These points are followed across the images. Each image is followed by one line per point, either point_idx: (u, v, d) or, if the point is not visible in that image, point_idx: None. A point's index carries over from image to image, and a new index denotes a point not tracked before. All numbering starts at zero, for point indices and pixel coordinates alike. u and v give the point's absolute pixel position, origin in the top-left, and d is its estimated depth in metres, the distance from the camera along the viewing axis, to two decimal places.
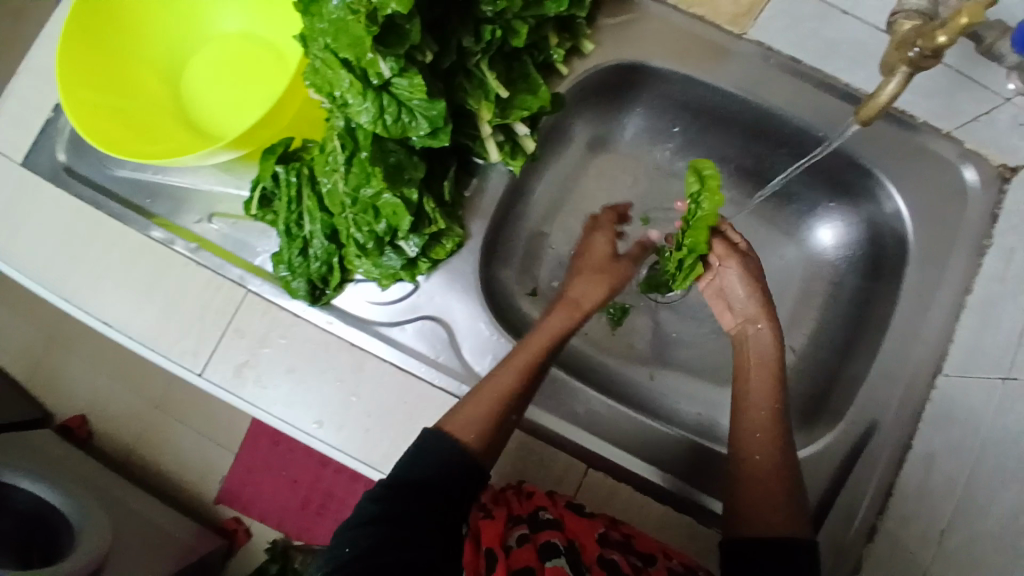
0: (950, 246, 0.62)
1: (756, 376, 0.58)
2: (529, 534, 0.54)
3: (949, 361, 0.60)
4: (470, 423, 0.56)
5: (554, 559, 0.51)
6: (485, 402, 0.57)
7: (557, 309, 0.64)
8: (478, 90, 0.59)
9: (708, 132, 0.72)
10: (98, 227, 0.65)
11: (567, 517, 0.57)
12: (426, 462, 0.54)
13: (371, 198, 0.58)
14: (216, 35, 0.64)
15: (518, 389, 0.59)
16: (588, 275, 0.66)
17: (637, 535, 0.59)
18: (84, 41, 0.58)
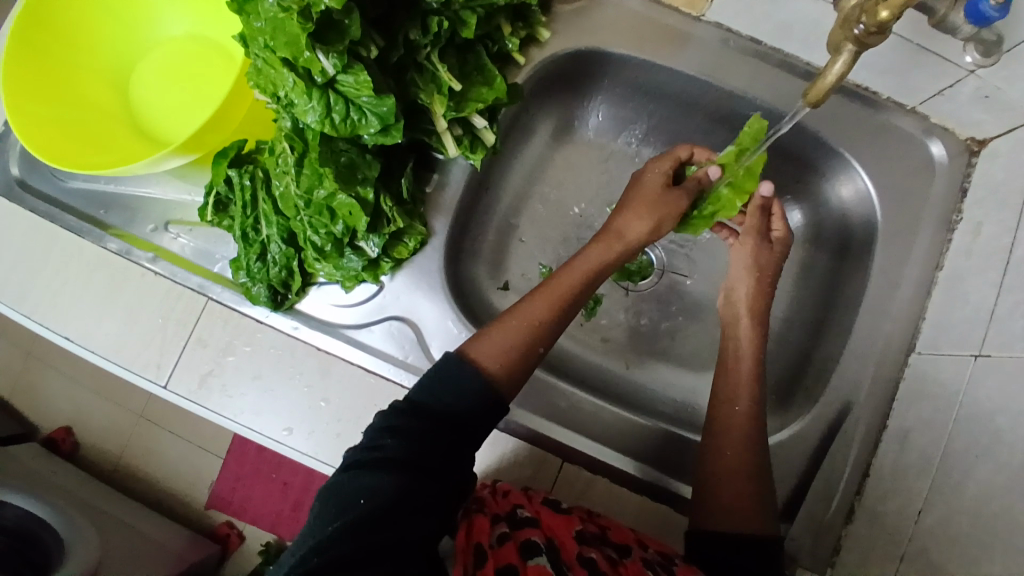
0: (916, 226, 0.68)
1: (742, 367, 0.64)
2: (509, 533, 0.55)
3: (921, 339, 0.66)
4: (497, 353, 0.57)
5: (535, 557, 0.52)
6: (516, 329, 0.58)
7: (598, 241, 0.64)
8: (430, 84, 0.60)
9: (668, 119, 0.78)
10: (56, 240, 0.69)
11: (547, 514, 0.57)
12: (460, 393, 0.54)
13: (325, 199, 0.58)
14: (149, 45, 0.71)
15: (549, 322, 0.60)
16: (636, 216, 0.65)
17: (615, 527, 0.59)
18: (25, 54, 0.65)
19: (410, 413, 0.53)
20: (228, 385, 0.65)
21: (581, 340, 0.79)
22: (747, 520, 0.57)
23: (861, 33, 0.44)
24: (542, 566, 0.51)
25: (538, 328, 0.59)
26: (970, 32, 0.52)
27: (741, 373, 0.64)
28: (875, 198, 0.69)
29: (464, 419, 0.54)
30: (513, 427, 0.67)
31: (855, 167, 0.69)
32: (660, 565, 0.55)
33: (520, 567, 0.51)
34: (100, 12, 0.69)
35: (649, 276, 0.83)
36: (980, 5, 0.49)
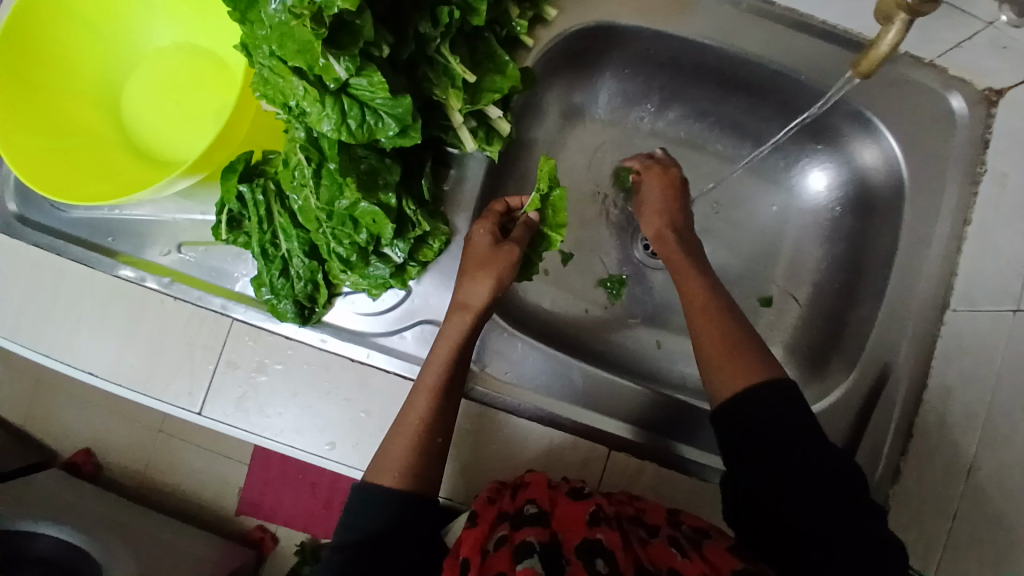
0: (943, 182, 0.67)
1: (683, 273, 0.64)
2: (508, 535, 0.52)
3: (955, 296, 0.65)
4: (393, 465, 0.55)
5: (526, 561, 0.49)
6: (405, 438, 0.56)
7: (450, 318, 0.61)
8: (443, 77, 0.57)
9: (682, 90, 0.76)
10: (64, 274, 0.67)
11: (560, 505, 0.54)
12: (374, 514, 0.54)
13: (348, 209, 0.56)
14: (149, 53, 0.67)
15: (432, 414, 0.57)
16: (475, 278, 0.61)
17: (651, 508, 0.57)
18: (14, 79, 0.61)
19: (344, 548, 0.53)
20: (263, 406, 0.64)
21: (610, 323, 0.78)
22: (747, 387, 0.54)
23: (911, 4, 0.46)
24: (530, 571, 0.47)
25: (424, 426, 0.57)
26: None
27: (693, 278, 0.63)
28: (901, 157, 0.68)
29: (386, 536, 0.53)
30: (556, 419, 0.66)
31: (881, 128, 0.68)
32: (688, 540, 0.53)
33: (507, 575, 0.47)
34: (99, 24, 0.65)
35: None
36: None
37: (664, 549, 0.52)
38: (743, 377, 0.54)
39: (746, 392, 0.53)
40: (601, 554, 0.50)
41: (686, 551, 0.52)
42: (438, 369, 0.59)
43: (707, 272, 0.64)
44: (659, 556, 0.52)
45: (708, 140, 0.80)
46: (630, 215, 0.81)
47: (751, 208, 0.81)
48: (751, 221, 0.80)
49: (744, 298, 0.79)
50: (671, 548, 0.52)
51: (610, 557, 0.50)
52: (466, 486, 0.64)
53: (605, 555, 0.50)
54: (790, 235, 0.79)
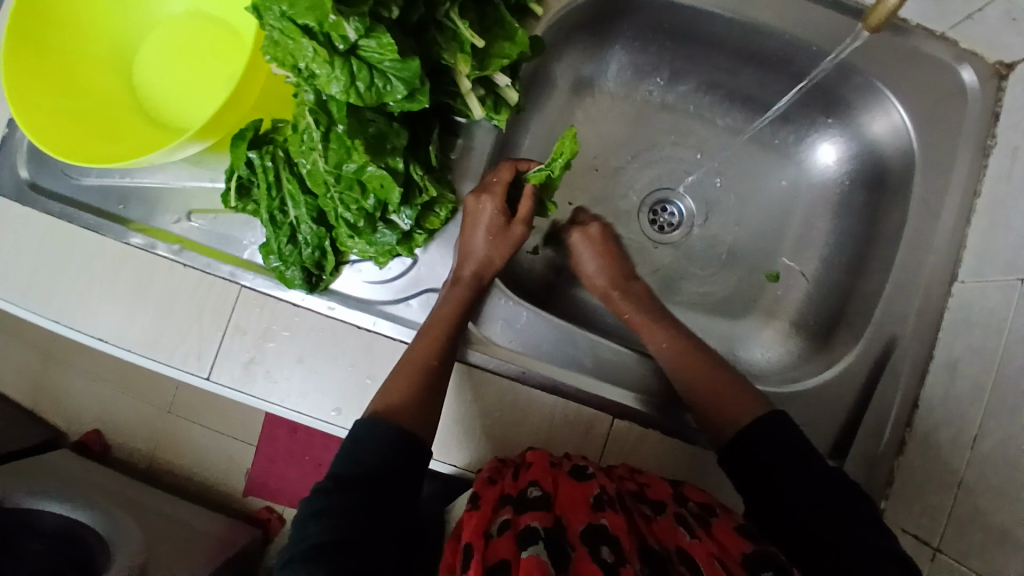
0: (954, 154, 0.67)
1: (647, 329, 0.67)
2: (511, 520, 0.48)
3: (964, 269, 0.65)
4: (394, 400, 0.53)
5: (530, 547, 0.43)
6: (409, 374, 0.55)
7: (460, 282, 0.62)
8: (452, 42, 0.57)
9: (691, 62, 0.76)
10: (76, 241, 0.68)
11: (562, 487, 0.52)
12: (371, 447, 0.49)
13: (355, 173, 0.57)
14: (163, 21, 0.67)
15: (432, 356, 0.56)
16: (486, 244, 0.63)
17: (654, 482, 0.57)
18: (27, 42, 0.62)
19: (340, 488, 0.47)
20: (270, 372, 0.65)
21: None
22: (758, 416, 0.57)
23: None
24: (536, 556, 0.42)
25: (423, 366, 0.56)
26: None
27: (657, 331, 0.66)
28: (912, 128, 0.67)
29: (391, 477, 0.48)
30: (559, 388, 0.66)
31: (891, 98, 0.67)
32: (694, 517, 0.53)
33: (511, 560, 0.43)
34: None
35: (678, 227, 0.80)
36: None
37: (668, 526, 0.52)
38: (745, 416, 0.58)
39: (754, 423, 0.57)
40: (607, 541, 0.46)
41: (692, 529, 0.51)
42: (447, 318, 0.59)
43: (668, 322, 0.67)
44: (662, 532, 0.51)
45: (716, 114, 0.80)
46: (637, 189, 0.80)
47: (759, 183, 0.80)
48: (760, 196, 0.80)
49: (750, 273, 0.79)
50: (678, 528, 0.52)
51: (616, 544, 0.46)
52: (470, 452, 0.65)
53: (611, 542, 0.46)
54: (799, 210, 0.79)
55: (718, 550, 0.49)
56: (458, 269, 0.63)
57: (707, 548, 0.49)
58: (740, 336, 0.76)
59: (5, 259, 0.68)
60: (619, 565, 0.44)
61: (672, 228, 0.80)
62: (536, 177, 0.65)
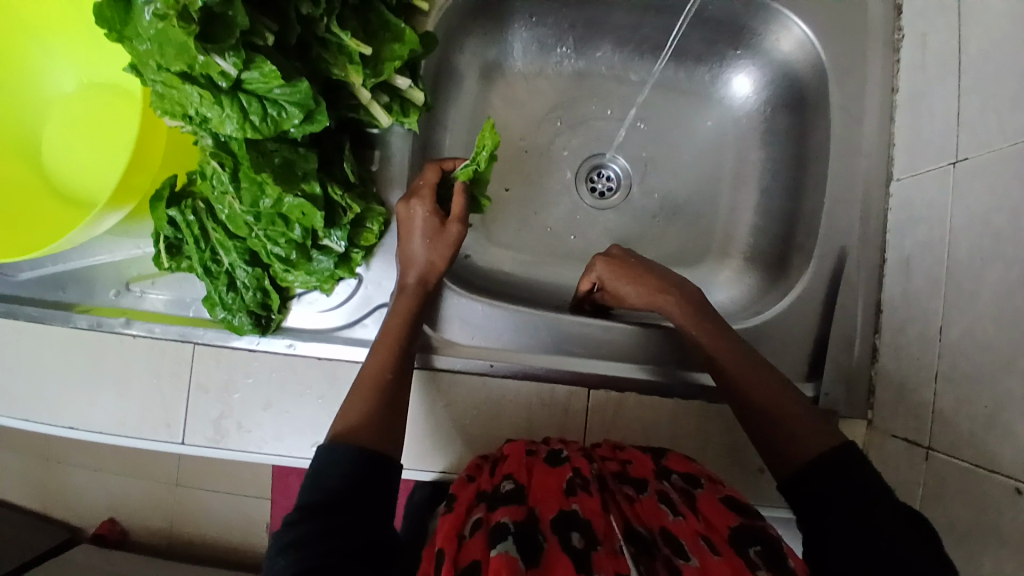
0: (863, 57, 0.67)
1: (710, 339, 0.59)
2: (483, 517, 0.47)
3: (898, 167, 0.65)
4: (354, 421, 0.53)
5: (500, 545, 0.42)
6: (365, 395, 0.54)
7: (403, 292, 0.61)
8: (340, 56, 0.56)
9: (591, 26, 0.75)
10: (21, 335, 0.67)
11: (536, 476, 0.52)
12: (334, 472, 0.49)
13: (273, 207, 0.56)
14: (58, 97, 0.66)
15: (382, 368, 0.56)
16: (424, 249, 0.62)
17: (636, 459, 0.57)
18: None
19: (306, 517, 0.47)
20: (240, 423, 0.64)
21: (569, 267, 0.78)
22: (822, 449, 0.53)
23: None
24: (506, 554, 0.41)
25: (376, 381, 0.56)
26: None
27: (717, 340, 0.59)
28: (815, 39, 0.67)
29: (354, 497, 0.48)
30: (529, 370, 0.66)
31: (787, 15, 0.68)
32: (679, 492, 0.52)
33: (482, 560, 0.42)
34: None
35: (618, 189, 0.80)
36: None
37: (652, 505, 0.51)
38: (817, 444, 0.53)
39: (818, 456, 0.52)
40: (577, 527, 0.46)
41: (675, 505, 0.50)
42: (394, 332, 0.59)
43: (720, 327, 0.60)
44: (647, 511, 0.51)
45: (629, 70, 0.79)
46: (570, 160, 0.80)
47: (688, 129, 0.80)
48: (691, 142, 0.79)
49: (698, 218, 0.78)
50: (661, 507, 0.50)
51: (587, 529, 0.46)
52: (454, 453, 0.65)
53: (582, 528, 0.46)
54: (732, 145, 0.78)
55: (704, 527, 0.48)
56: (402, 278, 0.62)
57: (693, 527, 0.47)
58: (702, 282, 0.76)
59: None
60: (589, 551, 0.44)
61: (612, 192, 0.80)
62: (462, 173, 0.64)
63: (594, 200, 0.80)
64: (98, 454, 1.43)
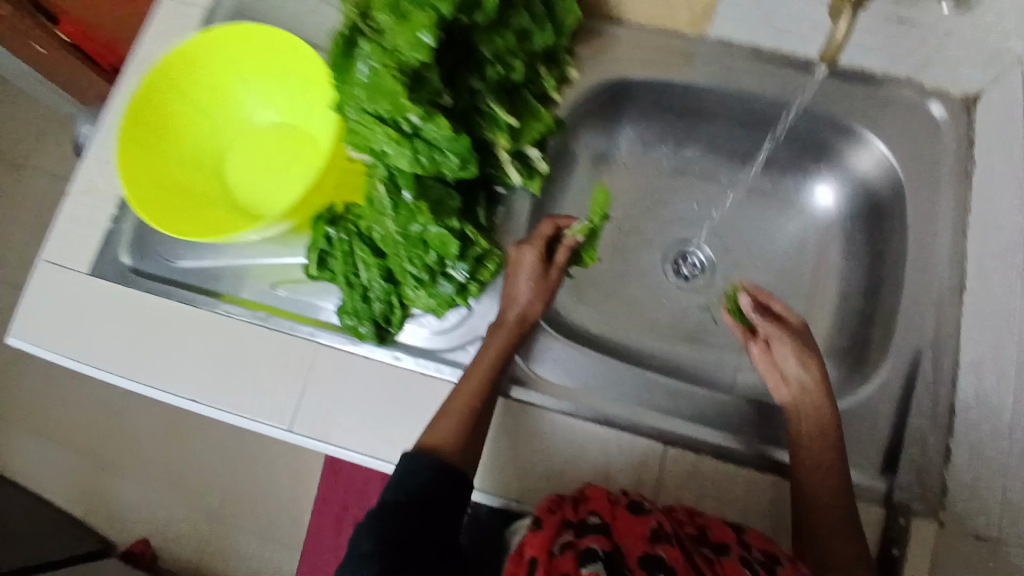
0: (939, 178, 0.74)
1: (820, 448, 0.64)
2: (572, 541, 0.54)
3: (969, 277, 0.71)
4: (447, 433, 0.61)
5: (590, 564, 0.51)
6: (460, 411, 0.62)
7: (497, 330, 0.69)
8: (493, 123, 0.69)
9: (689, 131, 0.87)
10: (176, 315, 0.79)
11: (621, 518, 0.57)
12: (422, 479, 0.58)
13: (420, 233, 0.68)
14: (249, 135, 0.82)
15: (477, 399, 0.63)
16: (529, 291, 0.70)
17: (715, 525, 0.59)
18: (137, 154, 0.75)
19: (394, 513, 0.56)
20: (344, 421, 0.71)
21: (652, 336, 0.84)
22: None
23: None
24: None
25: (468, 410, 0.63)
26: None
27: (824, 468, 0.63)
28: (896, 160, 0.76)
29: (434, 504, 0.57)
30: (611, 418, 0.71)
31: (869, 136, 0.77)
32: (760, 564, 0.55)
33: None
34: (205, 113, 0.80)
35: (702, 274, 0.88)
36: None
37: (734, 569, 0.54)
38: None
39: None
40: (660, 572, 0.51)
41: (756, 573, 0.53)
42: (478, 377, 0.65)
43: (840, 452, 0.63)
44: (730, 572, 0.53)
45: (721, 174, 0.90)
46: (661, 243, 0.90)
47: (771, 229, 0.88)
48: (773, 241, 0.87)
49: None
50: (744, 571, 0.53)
51: None
52: (532, 481, 0.70)
53: None
54: (814, 248, 0.86)
55: None
56: (503, 314, 0.70)
57: None
58: None
59: (115, 337, 0.81)
60: None
61: (696, 276, 0.88)
62: (580, 233, 0.74)
63: (681, 281, 0.88)
64: (144, 471, 1.56)
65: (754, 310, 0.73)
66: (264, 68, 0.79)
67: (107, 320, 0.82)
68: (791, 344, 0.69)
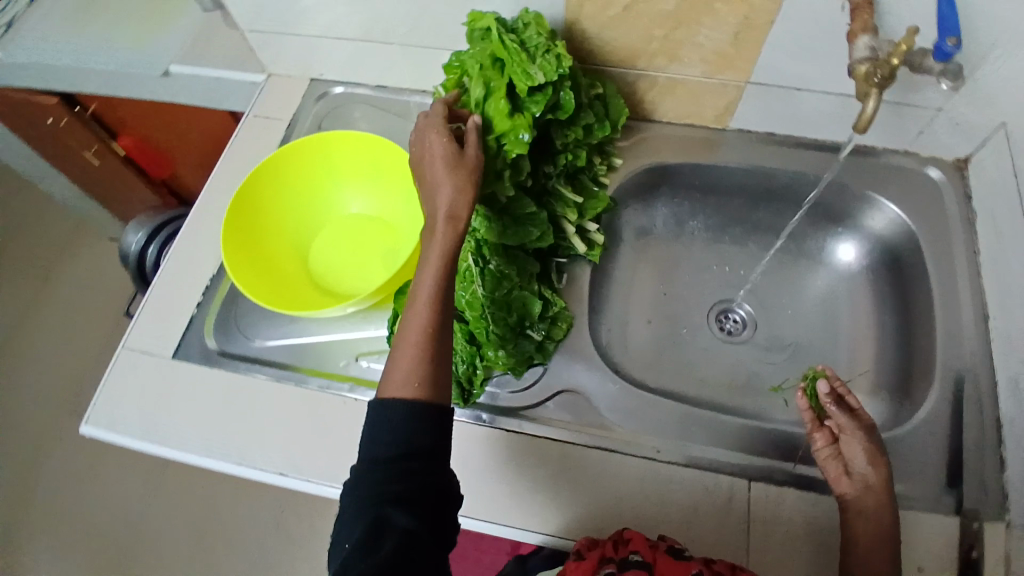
0: (946, 229, 0.86)
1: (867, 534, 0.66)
2: (614, 574, 0.60)
3: (990, 309, 0.80)
4: (406, 376, 0.57)
5: None
6: (413, 351, 0.58)
7: (442, 229, 0.62)
8: (561, 201, 0.82)
9: (717, 205, 0.99)
10: (262, 392, 0.83)
11: (662, 560, 0.61)
12: (413, 432, 0.55)
13: (506, 295, 0.76)
14: (334, 223, 0.92)
15: (439, 318, 0.60)
16: (451, 178, 0.63)
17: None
18: (241, 238, 0.83)
19: (407, 469, 0.53)
20: None
21: (707, 387, 0.91)
22: None
23: (881, 80, 0.65)
24: None
25: (429, 334, 0.59)
26: (937, 68, 0.68)
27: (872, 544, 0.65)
28: (907, 218, 0.88)
29: (439, 461, 0.55)
30: (694, 459, 0.75)
31: (880, 200, 0.90)
32: None
33: None
34: (296, 206, 0.91)
35: (744, 329, 0.96)
36: (943, 48, 0.66)
37: None
38: None
39: None
40: None
41: None
42: (430, 280, 0.61)
43: (891, 542, 0.66)
44: None
45: (749, 240, 1.01)
46: (702, 303, 0.99)
47: (800, 284, 0.98)
48: (805, 295, 0.97)
49: (817, 358, 0.92)
50: None
51: None
52: (622, 528, 0.72)
53: None
54: (843, 298, 0.95)
55: None
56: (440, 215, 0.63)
57: None
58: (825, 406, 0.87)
59: (194, 416, 0.82)
60: None
61: (740, 331, 0.96)
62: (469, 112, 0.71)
63: (726, 335, 0.96)
64: None
65: (831, 399, 0.72)
66: (352, 167, 0.91)
67: (187, 401, 0.83)
68: (861, 445, 0.69)
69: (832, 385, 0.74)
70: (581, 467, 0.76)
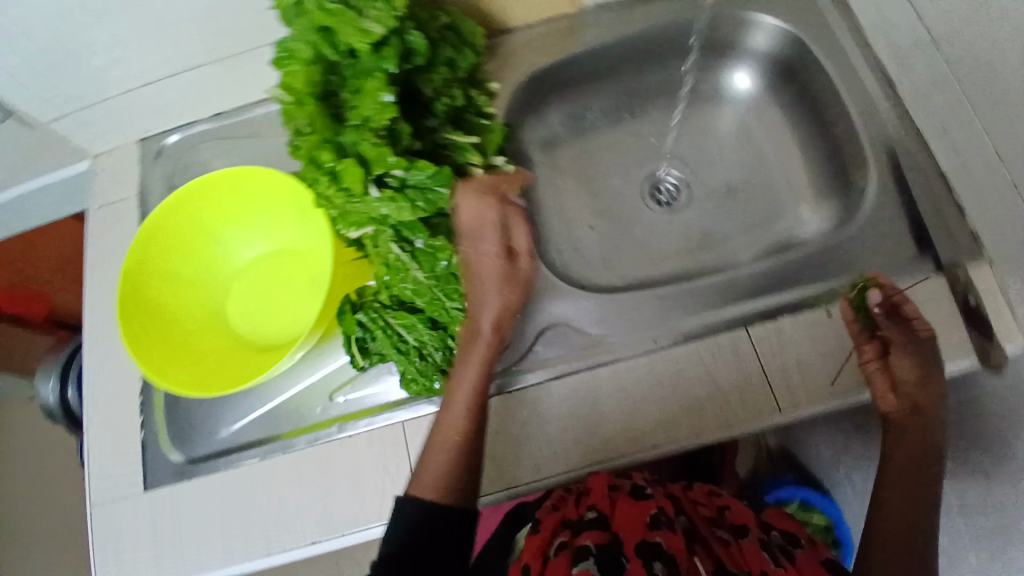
0: (824, 16, 0.85)
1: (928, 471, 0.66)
2: (567, 540, 0.61)
3: (891, 73, 0.81)
4: (435, 481, 0.63)
5: (581, 563, 0.56)
6: (442, 449, 0.64)
7: (471, 351, 0.67)
8: (457, 149, 0.75)
9: (608, 87, 0.95)
10: (253, 477, 0.76)
11: (618, 511, 0.64)
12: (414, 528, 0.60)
13: (448, 267, 0.71)
14: (236, 279, 0.83)
15: (469, 427, 0.65)
16: (499, 295, 0.68)
17: (739, 512, 0.69)
18: (144, 343, 0.74)
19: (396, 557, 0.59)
20: None
21: (672, 261, 0.90)
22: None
23: None
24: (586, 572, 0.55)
25: (461, 443, 0.64)
26: None
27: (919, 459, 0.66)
28: (786, 24, 0.86)
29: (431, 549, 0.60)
30: (689, 333, 0.74)
31: (756, 16, 0.87)
32: (781, 547, 0.64)
33: None
34: (189, 280, 0.81)
35: (681, 193, 0.94)
36: None
37: (753, 550, 0.62)
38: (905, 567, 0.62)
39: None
40: (658, 557, 0.57)
41: (777, 555, 0.61)
42: (460, 407, 0.65)
43: (937, 465, 0.66)
44: (748, 552, 0.62)
45: (650, 109, 0.97)
46: (633, 185, 0.96)
47: (714, 128, 0.96)
48: (722, 136, 0.96)
49: (757, 188, 0.92)
50: (761, 553, 0.61)
51: (667, 559, 0.57)
52: (657, 428, 0.71)
53: (662, 558, 0.57)
54: (757, 123, 0.94)
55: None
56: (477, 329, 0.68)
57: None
58: (783, 227, 0.88)
59: (196, 534, 0.75)
60: None
61: (676, 198, 0.94)
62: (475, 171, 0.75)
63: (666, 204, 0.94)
64: None
65: (882, 310, 0.68)
66: (228, 213, 0.82)
67: (181, 524, 0.76)
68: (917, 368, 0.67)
69: (885, 293, 0.69)
70: (588, 390, 0.73)
